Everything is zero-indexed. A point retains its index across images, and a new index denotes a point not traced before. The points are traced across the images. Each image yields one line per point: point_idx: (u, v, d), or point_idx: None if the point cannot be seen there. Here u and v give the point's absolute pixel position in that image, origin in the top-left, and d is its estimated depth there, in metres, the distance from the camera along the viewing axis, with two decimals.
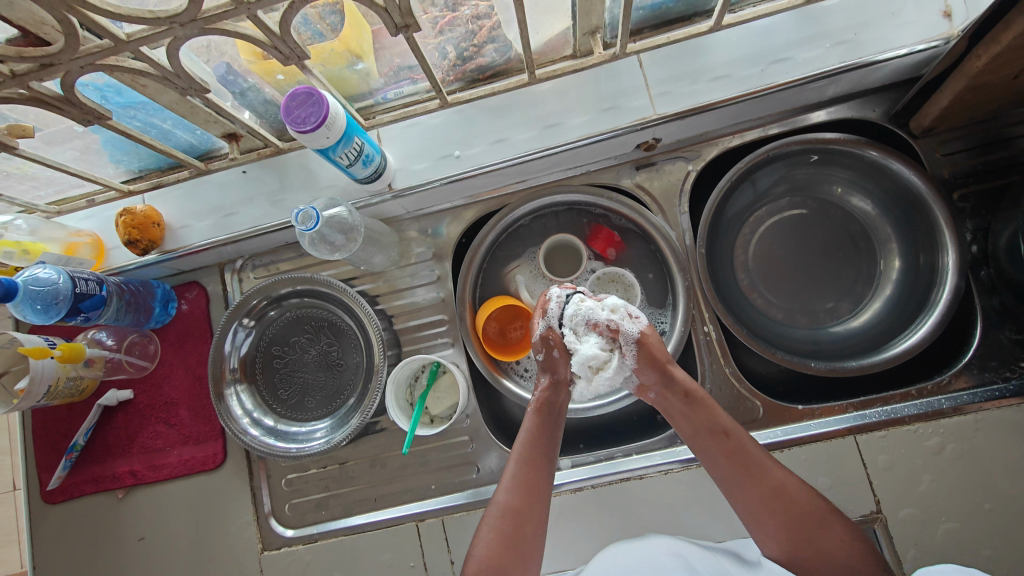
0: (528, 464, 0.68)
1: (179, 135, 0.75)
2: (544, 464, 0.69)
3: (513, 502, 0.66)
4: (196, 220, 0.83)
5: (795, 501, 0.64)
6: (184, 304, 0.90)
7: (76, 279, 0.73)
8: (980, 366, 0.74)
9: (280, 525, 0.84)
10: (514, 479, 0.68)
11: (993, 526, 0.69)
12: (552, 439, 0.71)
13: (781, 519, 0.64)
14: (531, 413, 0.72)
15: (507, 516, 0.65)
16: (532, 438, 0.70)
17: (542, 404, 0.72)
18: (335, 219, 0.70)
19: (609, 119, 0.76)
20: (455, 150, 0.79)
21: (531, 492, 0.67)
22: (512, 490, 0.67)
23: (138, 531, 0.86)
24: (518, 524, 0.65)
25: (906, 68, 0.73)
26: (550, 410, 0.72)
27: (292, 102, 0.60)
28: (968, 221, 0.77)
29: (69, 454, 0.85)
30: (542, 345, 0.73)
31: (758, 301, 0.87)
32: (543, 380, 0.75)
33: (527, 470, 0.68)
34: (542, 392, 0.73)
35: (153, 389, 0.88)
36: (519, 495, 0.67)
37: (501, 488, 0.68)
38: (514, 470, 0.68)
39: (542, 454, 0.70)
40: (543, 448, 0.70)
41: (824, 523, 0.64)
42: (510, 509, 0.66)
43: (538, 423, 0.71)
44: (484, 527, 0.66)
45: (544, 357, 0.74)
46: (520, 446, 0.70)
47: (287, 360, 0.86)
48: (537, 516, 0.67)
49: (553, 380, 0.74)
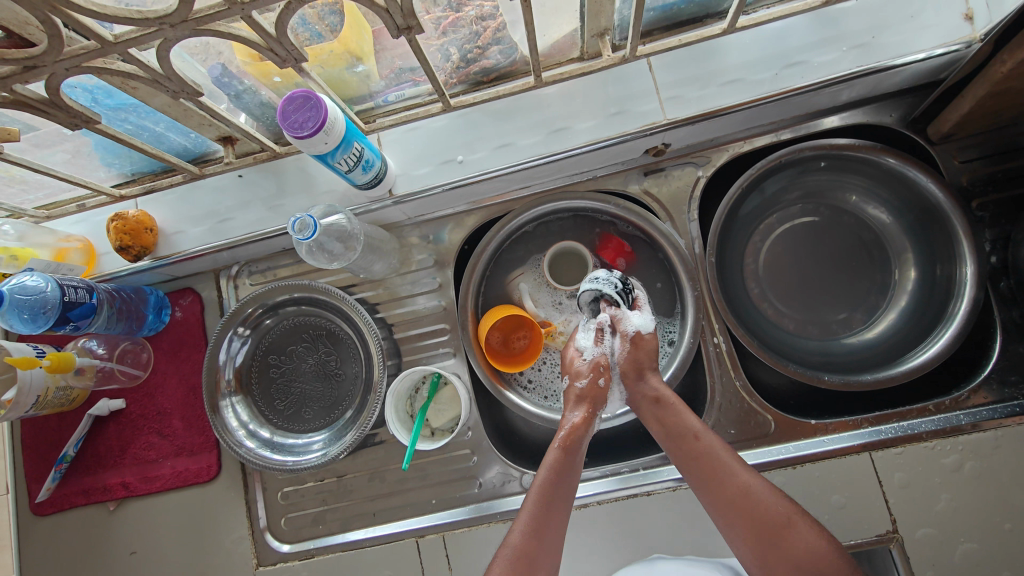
0: (546, 505, 0.64)
1: (173, 138, 0.73)
2: (564, 500, 0.65)
3: (527, 546, 0.61)
4: (190, 225, 0.81)
5: (764, 510, 0.61)
6: (178, 311, 0.88)
7: (65, 287, 0.70)
8: (1000, 381, 0.71)
9: (276, 540, 0.82)
10: (531, 520, 0.63)
11: (1013, 547, 0.67)
12: (572, 477, 0.66)
13: (748, 524, 0.61)
14: (554, 448, 0.67)
15: (520, 561, 0.60)
16: (554, 477, 0.65)
17: (569, 441, 0.67)
18: (333, 228, 0.67)
19: (617, 124, 0.73)
20: (458, 155, 0.77)
21: (545, 534, 0.63)
22: (527, 532, 0.62)
23: (129, 545, 0.84)
24: (530, 566, 0.61)
25: (924, 72, 0.71)
26: (576, 448, 0.67)
27: (289, 106, 0.57)
28: (987, 231, 0.74)
29: (59, 465, 0.83)
30: (592, 371, 0.71)
31: (768, 310, 0.85)
32: (577, 414, 0.69)
33: (544, 510, 0.63)
34: (571, 428, 0.68)
35: (146, 398, 0.86)
36: (532, 536, 0.62)
37: (517, 528, 0.63)
38: (530, 509, 0.64)
39: (560, 496, 0.64)
40: (562, 489, 0.65)
41: (793, 524, 0.60)
42: (522, 554, 0.61)
43: (561, 462, 0.66)
44: (492, 567, 0.61)
45: (589, 383, 0.71)
46: (538, 482, 0.65)
47: (283, 370, 0.84)
48: (550, 560, 0.62)
49: (586, 417, 0.69)
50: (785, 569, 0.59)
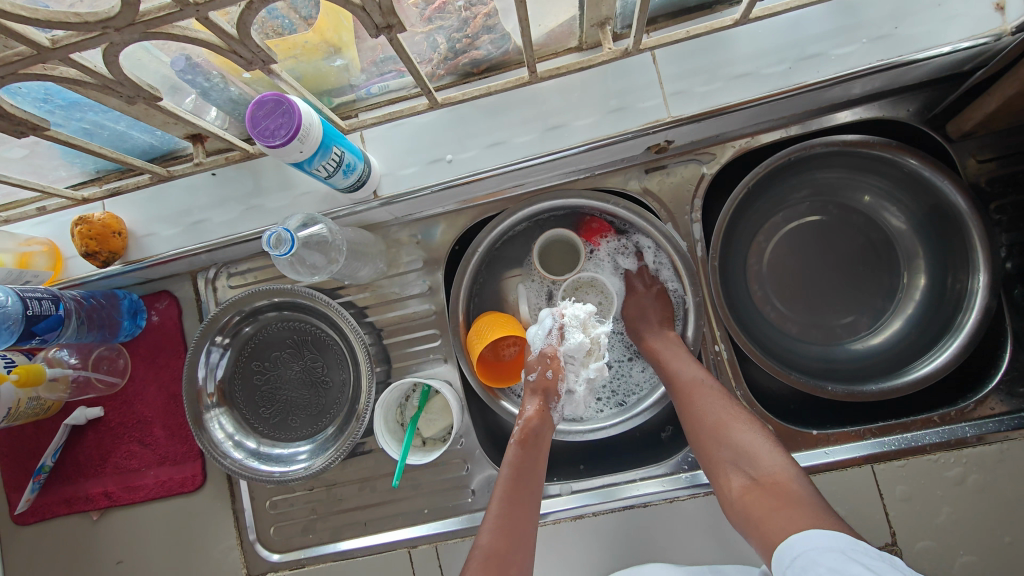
0: (512, 505, 0.63)
1: (136, 135, 0.67)
2: (530, 496, 0.64)
3: (497, 545, 0.60)
4: (162, 226, 0.76)
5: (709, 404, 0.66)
6: (155, 315, 0.84)
7: (27, 299, 0.65)
8: (1008, 392, 0.69)
9: (265, 549, 0.80)
10: (497, 520, 0.62)
11: (1012, 560, 0.66)
12: (535, 472, 0.66)
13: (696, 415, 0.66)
14: (513, 445, 0.67)
15: (492, 558, 0.58)
16: (515, 474, 0.65)
17: (526, 435, 0.68)
18: (313, 238, 0.62)
19: (617, 121, 0.68)
20: (447, 154, 0.71)
21: (516, 533, 0.61)
22: (496, 532, 0.61)
23: (115, 554, 0.82)
24: (504, 564, 0.58)
25: (946, 66, 0.66)
26: (534, 442, 0.67)
27: (258, 111, 0.52)
28: (1003, 234, 0.71)
29: (37, 476, 0.80)
30: (539, 363, 0.72)
31: (771, 313, 0.82)
32: (531, 406, 0.70)
33: (512, 509, 0.63)
34: (526, 423, 0.69)
35: (125, 406, 0.83)
36: (503, 535, 0.60)
37: (486, 529, 0.62)
38: (496, 510, 0.63)
39: (525, 492, 0.64)
40: (527, 485, 0.65)
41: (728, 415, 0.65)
42: (494, 551, 0.59)
43: (520, 458, 0.66)
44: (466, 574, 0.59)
45: (536, 376, 0.71)
46: (502, 482, 0.65)
47: (267, 377, 0.81)
48: (524, 560, 0.60)
49: (538, 408, 0.70)
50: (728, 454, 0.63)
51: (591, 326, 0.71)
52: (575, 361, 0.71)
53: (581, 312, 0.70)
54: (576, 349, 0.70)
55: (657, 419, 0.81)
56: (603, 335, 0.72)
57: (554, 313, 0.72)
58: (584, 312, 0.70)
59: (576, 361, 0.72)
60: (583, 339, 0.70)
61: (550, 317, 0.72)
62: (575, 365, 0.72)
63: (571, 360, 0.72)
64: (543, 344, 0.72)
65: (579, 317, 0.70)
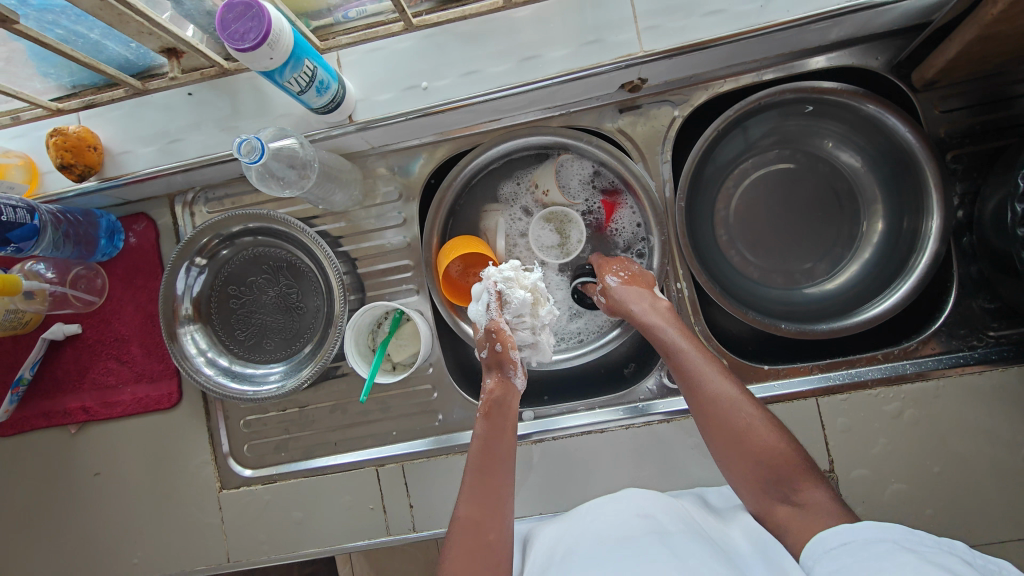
0: (482, 472, 0.64)
1: (112, 47, 0.67)
2: (501, 463, 0.65)
3: (473, 515, 0.62)
4: (139, 145, 0.77)
5: (734, 413, 0.62)
6: (132, 237, 0.85)
7: (3, 206, 0.66)
8: (949, 333, 0.73)
9: (239, 465, 0.84)
10: (472, 489, 0.64)
11: (939, 488, 0.71)
12: (505, 439, 0.66)
13: (725, 429, 0.62)
14: (479, 418, 0.68)
15: (468, 529, 0.61)
16: (483, 445, 0.65)
17: (489, 407, 0.67)
18: (283, 152, 0.64)
19: (593, 53, 0.69)
20: (423, 82, 0.72)
21: (490, 501, 0.63)
22: (469, 502, 0.63)
23: (93, 466, 0.85)
24: (480, 534, 0.61)
25: (914, 12, 0.67)
26: (498, 412, 0.67)
27: (228, 15, 0.53)
28: (958, 184, 0.74)
29: (15, 388, 0.82)
30: (485, 340, 0.69)
31: (734, 258, 0.85)
32: (490, 380, 0.69)
33: (483, 477, 0.64)
34: (488, 395, 0.68)
35: (103, 324, 0.84)
36: (476, 504, 0.63)
37: (461, 499, 0.64)
38: (469, 480, 0.64)
39: (497, 461, 0.65)
40: (499, 453, 0.65)
41: (758, 426, 0.62)
42: (471, 522, 0.62)
43: (488, 429, 0.66)
44: (447, 546, 0.61)
45: (488, 353, 0.69)
46: (472, 454, 0.65)
47: (243, 301, 0.82)
48: (500, 523, 0.62)
49: (498, 380, 0.68)
50: (759, 471, 0.60)
51: (525, 277, 0.69)
52: (525, 315, 0.70)
53: (508, 269, 0.69)
54: (521, 306, 0.69)
55: (621, 354, 0.85)
56: (539, 281, 0.71)
57: (487, 285, 0.70)
58: (511, 269, 0.69)
59: (524, 317, 0.70)
60: (524, 294, 0.68)
61: (485, 291, 0.70)
62: (523, 323, 0.70)
63: (521, 318, 0.70)
64: (487, 319, 0.70)
65: (507, 274, 0.69)
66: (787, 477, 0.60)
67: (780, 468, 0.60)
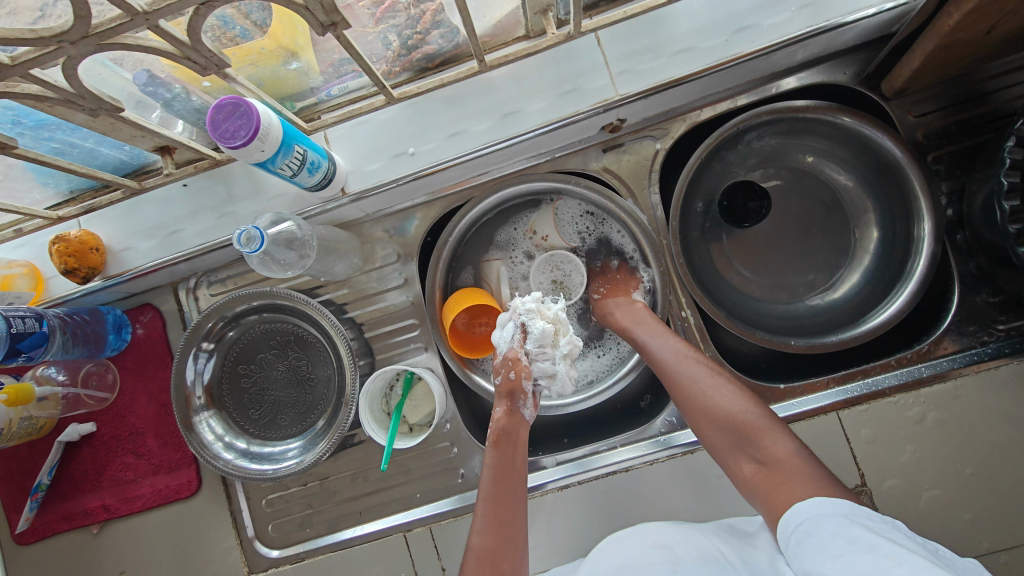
0: (496, 502, 0.63)
1: (106, 152, 0.69)
2: (513, 495, 0.64)
3: (487, 545, 0.60)
4: (140, 240, 0.78)
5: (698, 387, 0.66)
6: (139, 328, 0.86)
7: (12, 318, 0.67)
8: (959, 331, 0.73)
9: (264, 547, 0.82)
10: (486, 519, 0.62)
11: (974, 489, 0.70)
12: (514, 469, 0.66)
13: (696, 404, 0.66)
14: (488, 448, 0.68)
15: (483, 561, 0.59)
16: (496, 475, 0.65)
17: (499, 435, 0.68)
18: (282, 236, 0.65)
19: (571, 102, 0.71)
20: (410, 147, 0.74)
21: (506, 532, 0.61)
22: (485, 532, 0.61)
23: (117, 565, 0.84)
24: (495, 564, 0.59)
25: (874, 28, 0.70)
26: (508, 441, 0.67)
27: (218, 115, 0.55)
28: (943, 183, 0.75)
29: (34, 494, 0.81)
30: (502, 366, 0.70)
31: (733, 278, 0.85)
32: (500, 408, 0.70)
33: (497, 508, 0.63)
34: (498, 424, 0.68)
35: (117, 419, 0.84)
36: (490, 534, 0.61)
37: (474, 531, 0.62)
38: (483, 510, 0.63)
39: (509, 490, 0.64)
40: (511, 481, 0.65)
41: (720, 394, 0.65)
42: (486, 553, 0.59)
43: (498, 458, 0.66)
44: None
45: (501, 380, 0.70)
46: (483, 485, 0.65)
47: (254, 379, 0.83)
48: (514, 554, 0.61)
49: (508, 410, 0.69)
50: (727, 433, 0.64)
51: (547, 308, 0.71)
52: (546, 346, 0.71)
53: (530, 301, 0.71)
54: (542, 337, 0.70)
55: (636, 388, 0.85)
56: (560, 313, 0.72)
57: (512, 316, 0.72)
58: (532, 300, 0.71)
59: (546, 348, 0.71)
60: (545, 325, 0.70)
61: (509, 321, 0.72)
62: (544, 355, 0.71)
63: (543, 350, 0.71)
64: (508, 347, 0.71)
65: (529, 306, 0.71)
66: (749, 435, 0.63)
67: (739, 429, 0.63)
